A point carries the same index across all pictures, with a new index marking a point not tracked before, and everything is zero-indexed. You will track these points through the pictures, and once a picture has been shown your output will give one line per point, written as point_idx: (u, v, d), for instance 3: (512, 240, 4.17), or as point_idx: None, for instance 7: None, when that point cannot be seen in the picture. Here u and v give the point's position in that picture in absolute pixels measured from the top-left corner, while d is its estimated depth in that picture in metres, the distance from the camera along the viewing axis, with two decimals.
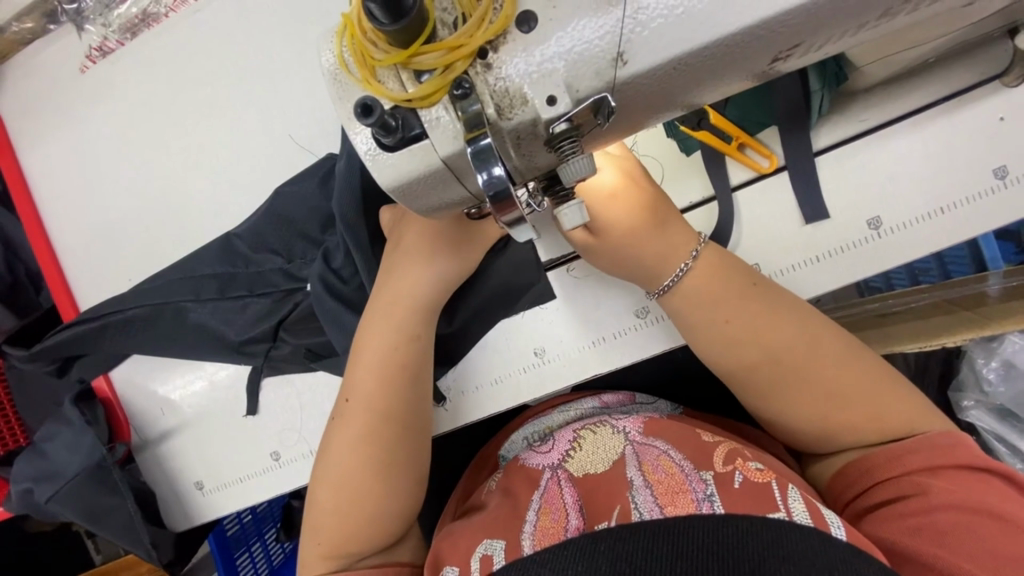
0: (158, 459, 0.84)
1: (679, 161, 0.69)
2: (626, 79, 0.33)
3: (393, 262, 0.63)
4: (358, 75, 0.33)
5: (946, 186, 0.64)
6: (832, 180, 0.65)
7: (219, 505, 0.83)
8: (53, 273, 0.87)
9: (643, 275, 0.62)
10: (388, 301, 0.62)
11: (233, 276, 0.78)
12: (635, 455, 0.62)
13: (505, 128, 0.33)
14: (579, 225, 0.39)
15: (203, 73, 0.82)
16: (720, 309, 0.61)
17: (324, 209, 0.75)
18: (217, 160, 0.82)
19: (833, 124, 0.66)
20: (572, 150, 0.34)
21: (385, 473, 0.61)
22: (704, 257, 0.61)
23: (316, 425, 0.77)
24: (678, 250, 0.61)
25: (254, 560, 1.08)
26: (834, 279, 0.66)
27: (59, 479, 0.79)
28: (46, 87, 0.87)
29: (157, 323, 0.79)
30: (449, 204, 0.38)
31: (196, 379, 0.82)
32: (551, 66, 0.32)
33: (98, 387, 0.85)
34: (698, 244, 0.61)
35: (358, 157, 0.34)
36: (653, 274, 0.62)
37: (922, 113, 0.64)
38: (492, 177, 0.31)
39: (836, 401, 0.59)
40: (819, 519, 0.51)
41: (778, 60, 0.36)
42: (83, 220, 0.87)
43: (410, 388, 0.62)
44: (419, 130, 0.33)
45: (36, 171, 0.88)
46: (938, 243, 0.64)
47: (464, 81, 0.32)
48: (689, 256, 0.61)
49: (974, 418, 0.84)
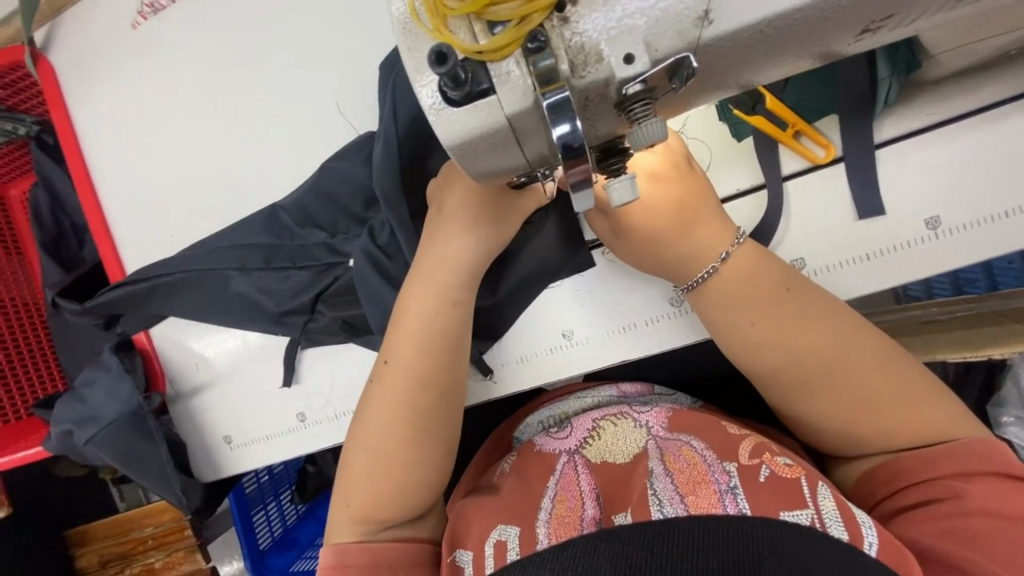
0: (189, 413, 0.87)
1: (728, 147, 0.67)
2: (710, 40, 0.32)
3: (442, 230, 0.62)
4: (429, 25, 0.33)
5: (1010, 187, 0.60)
6: (891, 173, 0.62)
7: (244, 460, 0.86)
8: (100, 226, 0.89)
9: (670, 271, 0.61)
10: (427, 273, 0.62)
11: (278, 248, 0.79)
12: (657, 448, 0.61)
13: (577, 87, 0.32)
14: (629, 202, 0.38)
15: (249, 34, 0.83)
16: (745, 312, 0.59)
17: (369, 189, 0.76)
18: (260, 125, 0.83)
19: (897, 116, 0.63)
20: (644, 113, 0.32)
21: (413, 438, 0.61)
22: (733, 260, 0.59)
23: (344, 390, 0.79)
24: (704, 255, 0.59)
25: (269, 520, 1.12)
26: (882, 279, 0.63)
27: (97, 423, 0.82)
28: (97, 42, 0.89)
29: (198, 284, 0.81)
30: (502, 168, 0.37)
31: (228, 338, 0.84)
32: (632, 22, 0.31)
33: (137, 340, 0.87)
34: (730, 245, 0.59)
35: (422, 111, 0.33)
36: (679, 270, 0.60)
37: (996, 109, 0.60)
38: (568, 132, 0.31)
39: (868, 407, 0.57)
40: (850, 521, 0.50)
41: (866, 32, 0.35)
42: (128, 176, 0.89)
43: (443, 354, 0.62)
44: (487, 85, 0.32)
45: (83, 124, 0.90)
46: (998, 248, 0.61)
47: (539, 34, 0.31)
48: (717, 258, 0.59)
49: (1010, 434, 0.81)
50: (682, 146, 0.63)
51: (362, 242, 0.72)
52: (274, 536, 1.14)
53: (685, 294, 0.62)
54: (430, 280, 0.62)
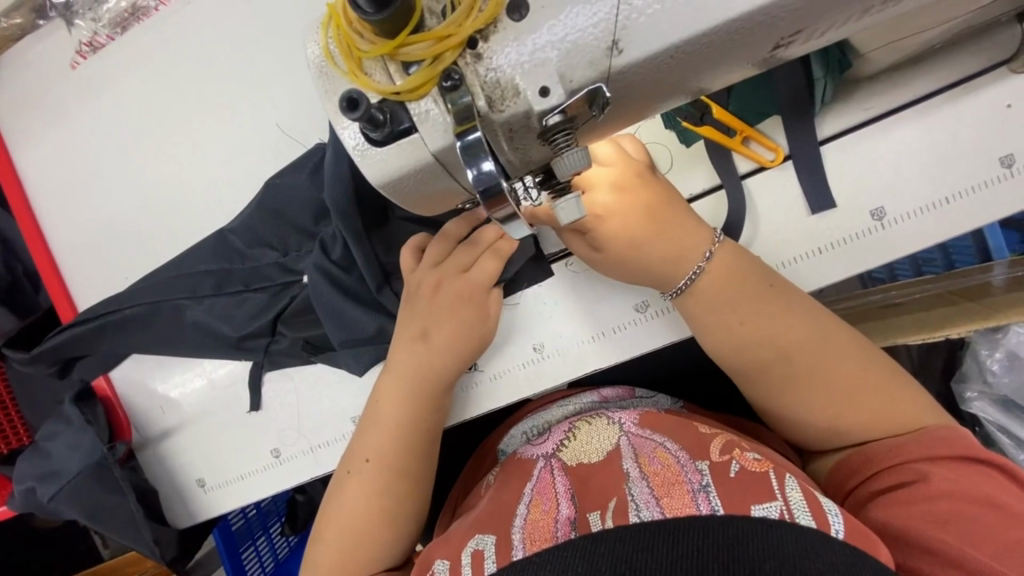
0: (159, 457, 0.84)
1: (678, 153, 0.68)
2: (621, 69, 0.34)
3: (418, 308, 0.66)
4: (344, 67, 0.34)
5: (950, 174, 0.62)
6: (836, 167, 0.64)
7: (221, 502, 0.83)
8: (50, 273, 0.86)
9: (653, 279, 0.60)
10: (407, 343, 0.66)
11: (229, 271, 0.77)
12: (631, 447, 0.61)
13: (497, 121, 0.34)
14: (577, 221, 0.38)
15: (194, 66, 0.81)
16: (734, 311, 0.60)
17: (318, 199, 0.74)
18: (211, 156, 0.82)
19: (836, 113, 0.65)
20: (567, 143, 0.35)
21: (385, 505, 0.64)
22: (719, 259, 0.60)
23: (316, 419, 0.78)
24: (691, 255, 0.59)
25: (260, 555, 1.09)
26: (836, 271, 0.65)
27: (60, 478, 0.79)
28: (34, 85, 0.86)
29: (155, 322, 0.78)
30: (441, 194, 0.40)
31: (195, 377, 0.82)
32: (543, 55, 0.33)
33: (98, 386, 0.85)
34: (712, 245, 0.60)
35: (347, 151, 0.35)
36: (666, 280, 0.60)
37: (928, 100, 0.63)
38: (481, 172, 0.33)
39: (845, 400, 0.59)
40: (816, 509, 0.51)
41: (780, 46, 0.37)
42: (76, 217, 0.86)
43: (418, 415, 0.66)
44: (408, 124, 0.34)
45: (28, 169, 0.87)
46: (941, 234, 0.63)
47: (453, 72, 0.33)
48: (703, 257, 0.59)
49: (977, 409, 0.83)
50: (643, 151, 0.63)
51: (314, 257, 0.71)
52: (267, 571, 1.11)
53: (673, 300, 0.62)
54: (405, 356, 0.65)
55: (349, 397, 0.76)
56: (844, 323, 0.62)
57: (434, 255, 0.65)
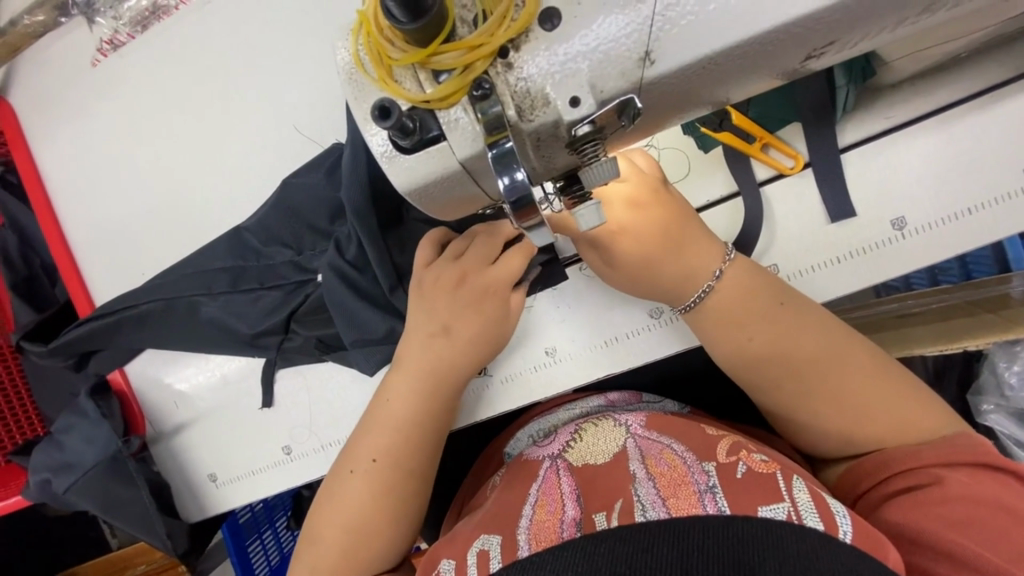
0: (172, 452, 0.85)
1: (696, 159, 0.68)
2: (653, 79, 0.34)
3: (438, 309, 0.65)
4: (374, 74, 0.35)
5: (973, 183, 0.61)
6: (856, 175, 0.64)
7: (233, 497, 0.84)
8: (68, 267, 0.87)
9: (665, 293, 0.61)
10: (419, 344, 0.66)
11: (243, 269, 0.78)
12: (637, 449, 0.61)
13: (526, 130, 0.34)
14: (596, 228, 0.38)
15: (212, 65, 0.82)
16: (744, 329, 0.59)
17: (333, 199, 0.74)
18: (229, 154, 0.82)
19: (857, 121, 0.64)
20: (594, 153, 0.36)
21: (390, 499, 0.65)
22: (728, 277, 0.59)
23: (327, 417, 0.78)
24: (702, 271, 0.59)
25: (266, 549, 1.10)
26: (854, 280, 0.64)
27: (75, 470, 0.80)
28: (55, 81, 0.87)
29: (169, 317, 0.79)
30: (465, 201, 0.40)
31: (208, 373, 0.83)
32: (575, 66, 0.33)
33: (113, 380, 0.86)
34: (722, 263, 0.59)
35: (375, 157, 0.36)
36: (676, 294, 0.60)
37: (953, 109, 0.62)
38: (514, 181, 0.32)
39: (858, 413, 0.58)
40: (825, 511, 0.50)
41: (812, 57, 0.37)
42: (94, 212, 0.87)
43: (428, 416, 0.66)
44: (436, 132, 0.35)
45: (48, 164, 0.88)
46: (962, 244, 0.62)
47: (484, 81, 0.33)
48: (712, 277, 0.59)
49: (992, 422, 0.82)
50: (655, 169, 0.62)
51: (329, 256, 0.71)
52: (272, 564, 1.12)
53: (684, 314, 0.62)
54: (415, 354, 0.66)
55: (360, 396, 0.77)
56: (857, 335, 0.61)
57: (455, 250, 0.65)
